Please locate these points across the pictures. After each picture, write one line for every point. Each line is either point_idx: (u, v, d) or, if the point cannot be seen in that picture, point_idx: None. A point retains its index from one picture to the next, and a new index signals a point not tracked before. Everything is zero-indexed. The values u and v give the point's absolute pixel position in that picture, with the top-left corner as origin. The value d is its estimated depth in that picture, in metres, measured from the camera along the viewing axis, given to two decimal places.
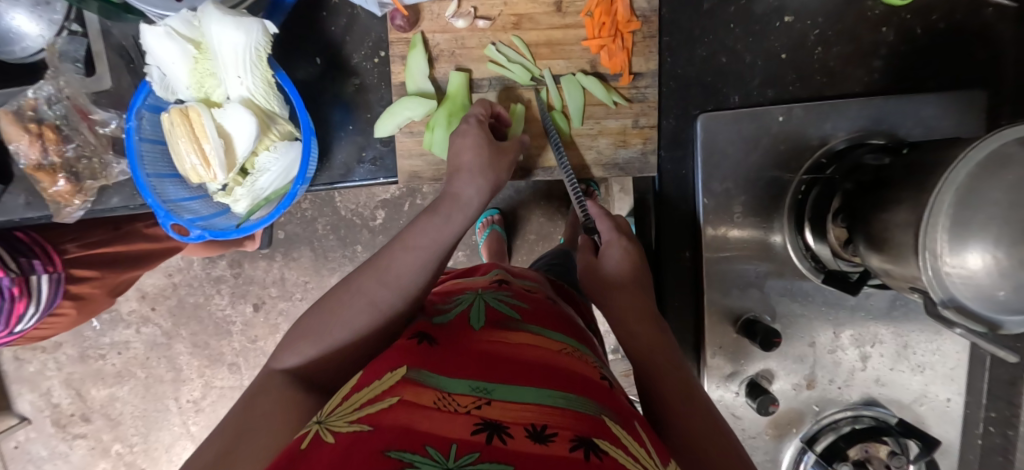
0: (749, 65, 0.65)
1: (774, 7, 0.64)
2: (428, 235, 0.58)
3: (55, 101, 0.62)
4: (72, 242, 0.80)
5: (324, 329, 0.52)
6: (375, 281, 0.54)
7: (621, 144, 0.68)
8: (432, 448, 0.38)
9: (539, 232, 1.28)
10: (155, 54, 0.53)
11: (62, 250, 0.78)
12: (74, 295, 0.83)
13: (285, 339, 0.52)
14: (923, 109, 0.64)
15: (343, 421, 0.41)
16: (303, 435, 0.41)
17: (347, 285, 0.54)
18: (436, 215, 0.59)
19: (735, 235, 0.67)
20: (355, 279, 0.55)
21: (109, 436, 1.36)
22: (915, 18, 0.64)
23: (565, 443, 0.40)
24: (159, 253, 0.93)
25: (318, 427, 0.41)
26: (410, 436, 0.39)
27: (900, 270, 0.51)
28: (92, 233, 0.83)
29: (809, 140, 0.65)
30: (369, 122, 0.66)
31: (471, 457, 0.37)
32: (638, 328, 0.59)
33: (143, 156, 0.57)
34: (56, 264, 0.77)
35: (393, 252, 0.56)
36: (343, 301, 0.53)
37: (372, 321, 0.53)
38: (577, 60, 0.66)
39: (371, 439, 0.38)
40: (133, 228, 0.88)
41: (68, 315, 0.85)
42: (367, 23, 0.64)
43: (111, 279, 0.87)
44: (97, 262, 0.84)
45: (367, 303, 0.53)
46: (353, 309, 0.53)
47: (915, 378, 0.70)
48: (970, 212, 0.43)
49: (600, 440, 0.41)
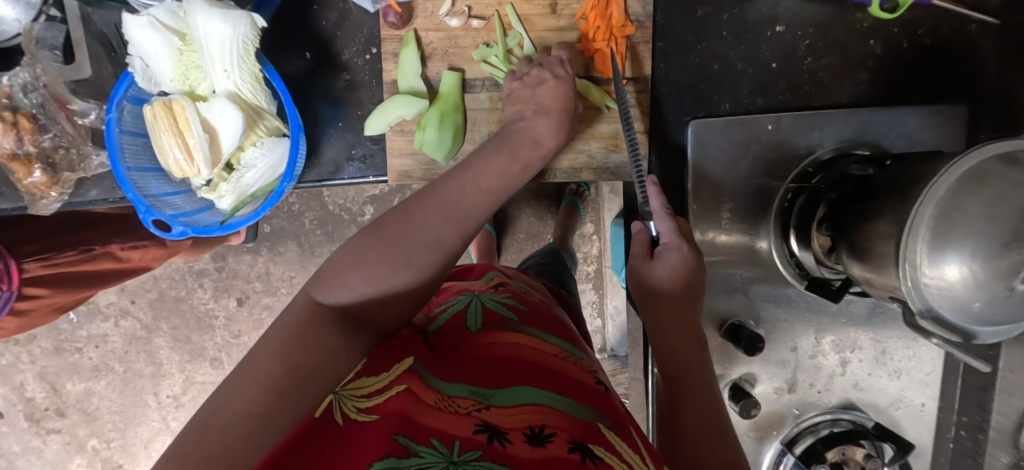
0: (740, 73, 0.66)
1: (766, 16, 0.65)
2: (495, 175, 0.58)
3: (31, 88, 0.59)
4: (35, 260, 0.75)
5: (382, 259, 0.50)
6: (434, 217, 0.53)
7: (613, 149, 0.68)
8: (436, 439, 0.36)
9: (529, 231, 1.28)
10: (138, 45, 0.51)
11: (22, 269, 0.74)
12: (19, 311, 0.79)
13: (328, 268, 0.50)
14: (906, 121, 0.65)
15: (354, 408, 0.39)
16: (321, 405, 0.40)
17: (406, 229, 0.52)
18: (509, 156, 0.60)
19: (723, 240, 0.68)
20: (417, 212, 0.53)
21: (86, 431, 1.33)
22: (902, 32, 0.65)
23: (564, 445, 0.39)
24: (127, 272, 0.88)
25: (335, 398, 0.40)
26: (416, 426, 0.37)
27: (881, 280, 0.52)
28: (60, 252, 0.77)
29: (796, 149, 0.66)
30: (359, 120, 0.65)
31: (474, 454, 0.35)
32: (683, 348, 0.58)
33: (123, 148, 0.55)
34: (11, 284, 0.73)
35: (460, 187, 0.56)
36: (400, 231, 0.52)
37: (429, 247, 0.52)
38: (570, 64, 0.66)
39: (376, 427, 0.36)
40: (107, 249, 0.81)
41: (6, 328, 0.82)
42: (359, 19, 0.63)
43: (63, 295, 0.82)
44: (52, 280, 0.79)
45: (426, 237, 0.52)
46: (411, 245, 0.51)
47: (891, 382, 0.72)
48: (948, 226, 0.44)
49: (596, 446, 0.41)
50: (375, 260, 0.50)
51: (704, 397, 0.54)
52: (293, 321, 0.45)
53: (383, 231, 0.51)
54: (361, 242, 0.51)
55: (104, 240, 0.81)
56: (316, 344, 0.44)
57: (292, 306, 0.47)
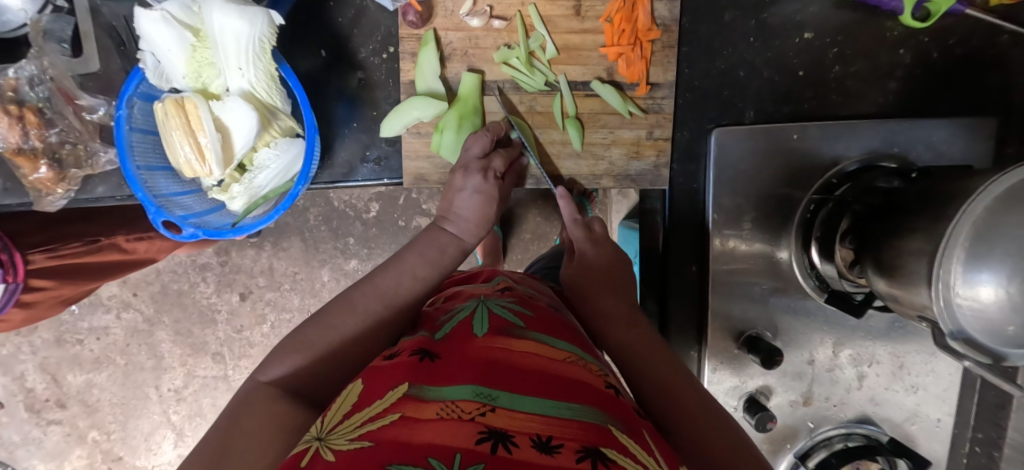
0: (766, 80, 0.64)
1: (794, 21, 0.63)
2: (426, 262, 0.61)
3: (38, 82, 0.58)
4: (41, 251, 0.73)
5: (322, 343, 0.51)
6: (374, 302, 0.55)
7: (634, 155, 0.67)
8: (435, 458, 0.36)
9: (535, 231, 1.27)
10: (151, 40, 0.50)
11: (27, 260, 0.71)
12: (24, 303, 0.77)
13: (275, 349, 0.51)
14: (934, 134, 0.64)
15: (344, 438, 0.40)
16: (302, 452, 0.39)
17: (347, 301, 0.54)
18: (430, 243, 0.62)
19: (743, 250, 0.66)
20: (354, 296, 0.55)
21: (86, 423, 1.32)
22: (933, 41, 0.63)
23: (573, 454, 0.39)
24: (130, 263, 0.87)
25: (317, 444, 0.40)
26: (415, 448, 0.37)
27: (909, 297, 0.51)
28: (66, 243, 0.75)
29: (821, 159, 0.64)
30: (374, 121, 0.63)
31: (476, 468, 0.36)
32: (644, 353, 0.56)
33: (133, 146, 0.53)
34: (17, 275, 0.71)
35: (392, 276, 0.58)
36: (338, 314, 0.53)
37: (363, 322, 0.53)
38: (593, 67, 0.64)
39: (374, 455, 0.37)
40: (113, 240, 0.80)
41: (13, 320, 0.81)
42: (377, 17, 0.61)
43: (69, 287, 0.82)
44: (58, 272, 0.78)
45: (364, 317, 0.54)
46: (347, 323, 0.53)
47: (908, 397, 0.71)
48: (987, 246, 0.43)
49: (607, 449, 0.40)
50: (313, 342, 0.51)
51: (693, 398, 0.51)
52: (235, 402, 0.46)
53: (323, 316, 0.53)
54: (301, 327, 0.52)
55: (110, 232, 0.80)
56: (251, 425, 0.43)
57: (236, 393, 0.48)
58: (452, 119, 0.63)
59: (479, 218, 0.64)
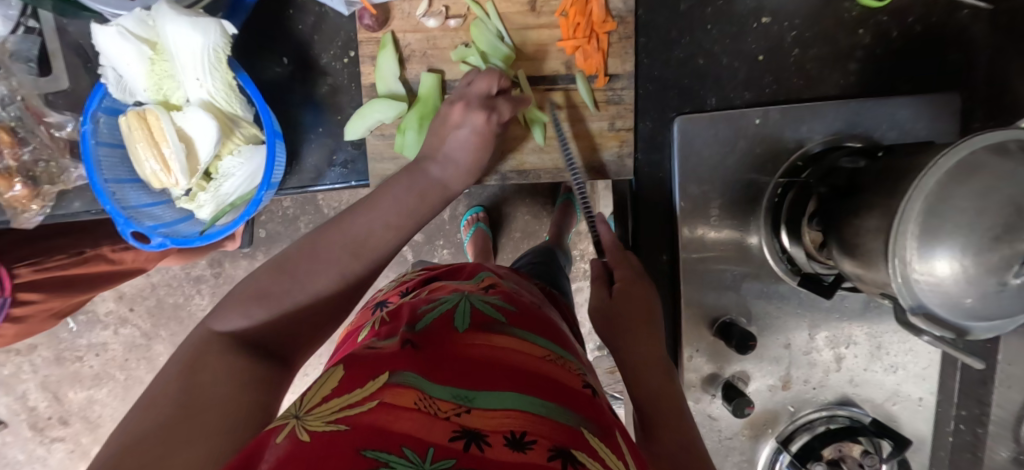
0: (726, 66, 0.65)
1: (751, 7, 0.64)
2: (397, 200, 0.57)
3: (7, 102, 0.59)
4: (26, 265, 0.75)
5: (283, 296, 0.50)
6: (363, 222, 0.54)
7: (597, 147, 0.67)
8: (409, 448, 0.37)
9: (524, 229, 1.28)
10: (108, 55, 0.51)
11: (12, 274, 0.73)
12: (15, 318, 0.79)
13: (228, 299, 0.49)
14: (898, 112, 0.64)
15: (320, 421, 0.39)
16: (278, 427, 0.38)
17: (315, 251, 0.52)
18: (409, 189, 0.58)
19: (712, 237, 0.67)
20: (341, 226, 0.54)
21: (89, 439, 1.34)
22: (891, 20, 0.63)
23: (544, 452, 0.39)
24: (120, 275, 0.88)
25: (294, 422, 0.39)
26: (391, 436, 0.38)
27: (872, 275, 0.51)
28: (50, 256, 0.77)
29: (785, 143, 0.64)
30: (339, 125, 0.64)
31: (448, 462, 0.36)
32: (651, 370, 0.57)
33: (100, 160, 0.55)
34: (4, 290, 0.73)
35: (364, 219, 0.54)
36: (299, 263, 0.51)
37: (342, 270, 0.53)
38: (552, 62, 0.66)
39: (350, 439, 0.36)
40: (99, 252, 0.82)
41: (5, 336, 0.82)
42: (336, 22, 0.62)
43: (57, 301, 0.82)
44: (46, 286, 0.79)
45: (332, 268, 0.52)
46: (312, 272, 0.51)
47: (888, 377, 0.71)
48: (938, 220, 0.43)
49: (577, 451, 0.41)
50: (269, 293, 0.49)
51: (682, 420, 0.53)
52: (186, 352, 0.44)
53: (284, 263, 0.51)
54: (264, 273, 0.51)
55: (94, 243, 0.82)
56: (203, 379, 0.42)
57: (189, 340, 0.47)
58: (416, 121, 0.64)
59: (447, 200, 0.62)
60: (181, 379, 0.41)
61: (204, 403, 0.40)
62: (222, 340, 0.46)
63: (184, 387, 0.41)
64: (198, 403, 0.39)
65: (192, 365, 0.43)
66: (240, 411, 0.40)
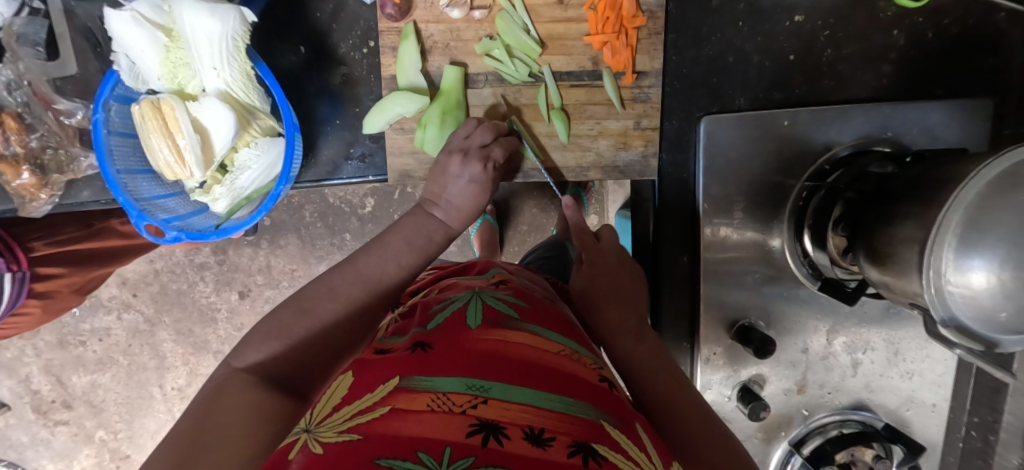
0: (755, 66, 0.63)
1: (784, 4, 0.62)
2: (416, 231, 0.58)
3: (15, 87, 0.57)
4: (39, 239, 0.74)
5: (299, 328, 0.49)
6: (376, 259, 0.55)
7: (622, 146, 0.66)
8: (424, 453, 0.36)
9: (532, 223, 1.26)
10: (123, 41, 0.49)
11: (28, 248, 0.72)
12: (42, 294, 0.78)
13: (246, 338, 0.49)
14: (928, 117, 0.62)
15: (332, 431, 0.39)
16: (291, 444, 0.39)
17: (326, 288, 0.52)
18: (419, 225, 0.59)
19: (734, 238, 0.66)
20: (360, 259, 0.55)
21: (93, 423, 1.34)
22: (927, 21, 0.62)
23: (564, 448, 0.38)
24: (136, 248, 0.88)
25: (305, 436, 0.40)
26: (404, 442, 0.37)
27: (901, 285, 0.49)
28: (62, 229, 0.77)
29: (812, 145, 0.63)
30: (357, 117, 0.63)
31: (466, 461, 0.35)
32: (650, 362, 0.55)
33: (112, 150, 0.53)
34: (21, 263, 0.71)
35: (377, 259, 0.55)
36: (313, 299, 0.51)
37: (360, 293, 0.53)
38: (579, 56, 0.64)
39: (361, 449, 0.36)
40: (108, 224, 0.82)
41: (35, 312, 0.80)
42: (356, 11, 0.60)
43: (81, 276, 0.82)
44: (65, 259, 0.78)
45: (344, 303, 0.52)
46: (328, 307, 0.51)
47: (903, 383, 0.70)
48: (978, 234, 0.41)
49: (599, 444, 0.40)
50: (285, 329, 0.49)
51: (702, 410, 0.51)
52: (206, 393, 0.44)
53: (300, 301, 0.51)
54: (285, 311, 0.50)
55: (104, 216, 0.82)
56: (221, 419, 0.41)
57: (211, 380, 0.46)
58: (436, 113, 0.62)
59: (472, 208, 0.61)
60: (199, 420, 0.41)
61: (213, 438, 0.39)
62: (240, 377, 0.45)
63: (198, 425, 0.40)
64: (210, 444, 0.39)
65: (211, 405, 0.42)
66: (244, 446, 0.40)
